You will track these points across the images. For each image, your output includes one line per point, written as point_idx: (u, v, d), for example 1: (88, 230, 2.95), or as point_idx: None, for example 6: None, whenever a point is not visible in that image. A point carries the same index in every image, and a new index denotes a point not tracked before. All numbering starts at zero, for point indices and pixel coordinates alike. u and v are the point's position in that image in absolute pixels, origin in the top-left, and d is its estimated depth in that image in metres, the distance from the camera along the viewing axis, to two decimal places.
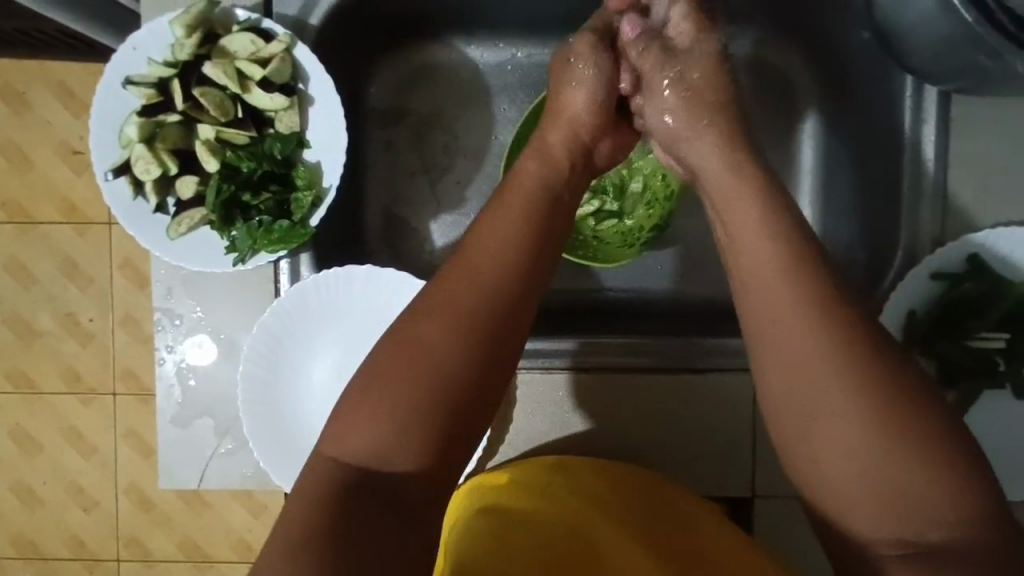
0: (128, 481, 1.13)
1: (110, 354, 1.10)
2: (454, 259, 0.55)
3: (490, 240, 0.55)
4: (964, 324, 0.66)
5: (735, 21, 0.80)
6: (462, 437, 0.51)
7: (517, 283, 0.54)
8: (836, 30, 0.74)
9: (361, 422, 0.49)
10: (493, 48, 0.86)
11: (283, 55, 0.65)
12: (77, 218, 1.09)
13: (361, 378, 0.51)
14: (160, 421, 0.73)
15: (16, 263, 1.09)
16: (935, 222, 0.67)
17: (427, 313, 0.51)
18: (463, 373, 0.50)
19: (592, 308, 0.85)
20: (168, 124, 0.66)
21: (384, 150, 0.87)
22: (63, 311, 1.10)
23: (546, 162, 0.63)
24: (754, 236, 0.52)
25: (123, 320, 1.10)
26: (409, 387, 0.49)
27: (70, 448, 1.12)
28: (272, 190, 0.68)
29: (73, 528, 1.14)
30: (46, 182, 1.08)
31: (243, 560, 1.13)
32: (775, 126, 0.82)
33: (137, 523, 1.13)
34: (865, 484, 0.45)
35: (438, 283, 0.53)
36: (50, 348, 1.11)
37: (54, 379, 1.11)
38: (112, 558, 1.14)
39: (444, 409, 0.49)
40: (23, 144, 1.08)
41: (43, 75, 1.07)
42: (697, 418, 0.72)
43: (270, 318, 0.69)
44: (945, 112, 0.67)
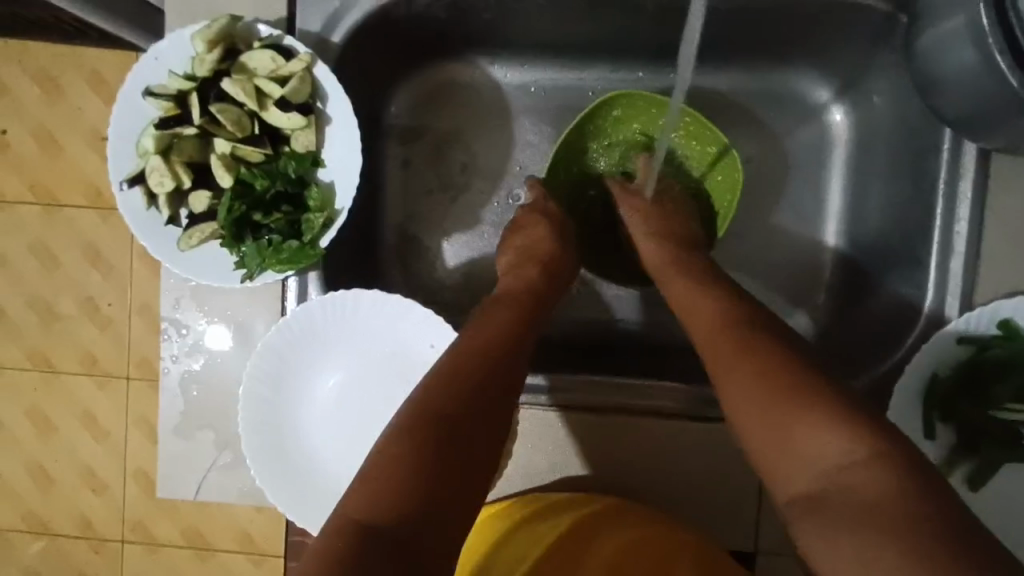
0: (135, 465, 1.03)
1: (126, 339, 1.02)
2: (463, 335, 0.62)
3: (492, 322, 0.63)
4: (991, 392, 0.62)
5: (768, 59, 0.78)
6: (467, 490, 0.52)
7: (506, 356, 0.60)
8: (885, 68, 0.71)
9: (381, 472, 0.50)
10: (518, 69, 0.84)
11: (302, 74, 0.64)
12: (104, 204, 1.01)
13: (379, 443, 0.53)
14: (162, 431, 0.73)
15: (41, 245, 1.02)
16: (964, 279, 0.64)
17: (435, 384, 0.56)
18: (462, 431, 0.54)
19: (602, 342, 0.83)
20: (185, 136, 0.66)
21: (401, 166, 0.86)
22: (84, 296, 1.02)
23: (525, 276, 0.70)
24: (718, 317, 0.58)
25: (141, 309, 1.02)
26: (421, 441, 0.52)
27: (84, 431, 1.03)
28: (284, 210, 0.67)
29: (82, 509, 1.04)
30: (72, 168, 1.01)
31: (244, 554, 1.01)
32: (805, 169, 0.81)
33: (145, 505, 1.03)
34: (798, 460, 0.48)
35: (451, 354, 0.59)
36: (69, 331, 1.03)
37: (71, 359, 1.03)
38: (117, 540, 1.04)
39: (452, 463, 0.52)
40: (53, 128, 1.01)
41: (75, 64, 1.00)
42: (705, 466, 0.70)
43: (275, 336, 0.69)
44: (984, 171, 0.64)
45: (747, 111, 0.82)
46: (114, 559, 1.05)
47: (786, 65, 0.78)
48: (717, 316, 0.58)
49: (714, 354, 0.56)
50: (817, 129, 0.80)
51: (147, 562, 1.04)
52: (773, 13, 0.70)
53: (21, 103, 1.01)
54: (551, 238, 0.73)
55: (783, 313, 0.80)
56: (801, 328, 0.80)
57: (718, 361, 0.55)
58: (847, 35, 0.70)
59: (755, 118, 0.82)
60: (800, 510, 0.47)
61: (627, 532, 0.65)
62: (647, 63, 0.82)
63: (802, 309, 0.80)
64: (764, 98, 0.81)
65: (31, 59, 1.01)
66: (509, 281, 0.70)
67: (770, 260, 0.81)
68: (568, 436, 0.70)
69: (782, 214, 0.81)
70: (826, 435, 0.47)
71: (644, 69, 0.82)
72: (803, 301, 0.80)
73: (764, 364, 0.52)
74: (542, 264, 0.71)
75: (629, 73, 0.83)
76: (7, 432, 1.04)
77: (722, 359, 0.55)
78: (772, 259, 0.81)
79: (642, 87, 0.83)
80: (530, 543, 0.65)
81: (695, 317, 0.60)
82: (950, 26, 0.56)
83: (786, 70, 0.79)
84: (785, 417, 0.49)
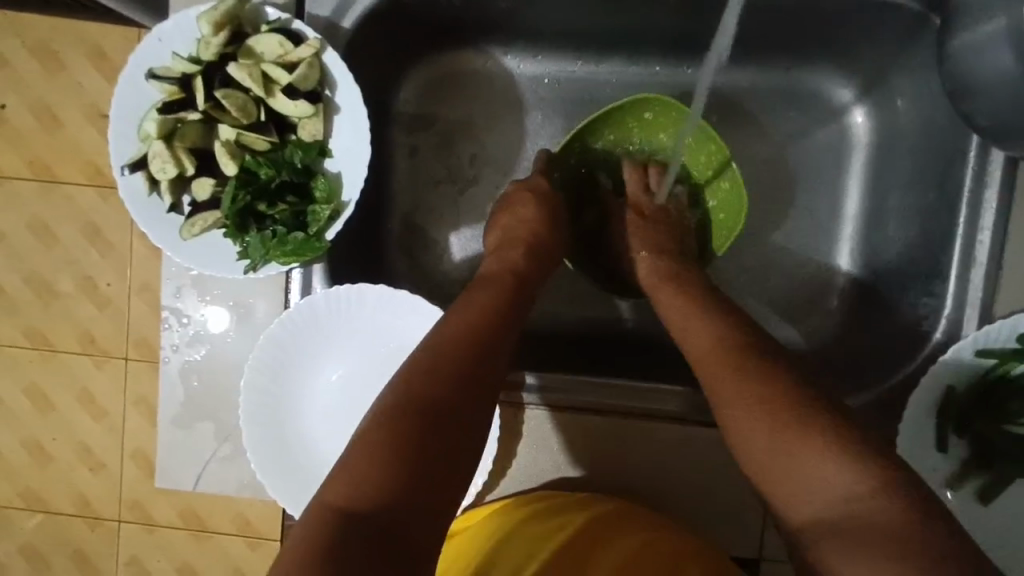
0: (133, 444, 1.00)
1: (126, 319, 0.99)
2: (447, 316, 0.60)
3: (476, 304, 0.61)
4: (1005, 407, 0.61)
5: (788, 56, 0.76)
6: (451, 477, 0.51)
7: (493, 338, 0.59)
8: (913, 70, 0.69)
9: (362, 459, 0.49)
10: (532, 60, 0.82)
11: (311, 60, 0.62)
12: (101, 181, 0.98)
13: (361, 428, 0.52)
14: (161, 420, 0.72)
15: (40, 222, 0.98)
16: (985, 291, 0.63)
17: (419, 367, 0.55)
18: (446, 416, 0.53)
19: (609, 339, 0.82)
20: (189, 121, 0.64)
21: (409, 155, 0.84)
22: (82, 273, 0.99)
23: (507, 257, 0.68)
24: (715, 343, 0.57)
25: (141, 289, 0.99)
26: (403, 426, 0.51)
27: (81, 410, 1.00)
28: (289, 201, 0.65)
29: (78, 485, 1.02)
30: (72, 143, 0.98)
31: (241, 536, 1.01)
32: (825, 172, 0.79)
33: (142, 484, 1.01)
34: (804, 485, 0.47)
35: (434, 337, 0.58)
36: (67, 309, 0.99)
37: (69, 338, 1.00)
38: (114, 519, 1.02)
39: (435, 449, 0.51)
40: (53, 104, 0.97)
41: (76, 35, 0.97)
42: (711, 471, 0.69)
43: (278, 328, 0.67)
44: (1012, 178, 0.62)
45: (765, 109, 0.80)
46: (111, 538, 1.03)
47: (808, 63, 0.76)
48: (717, 331, 0.57)
49: (710, 377, 0.55)
50: (838, 130, 0.78)
51: (145, 541, 1.02)
52: (799, 8, 0.68)
53: (23, 79, 0.97)
54: (536, 219, 0.71)
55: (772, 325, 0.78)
56: (791, 341, 0.78)
57: (717, 385, 0.54)
58: (876, 33, 0.69)
59: (773, 117, 0.80)
60: (812, 536, 0.46)
61: (619, 551, 0.63)
62: (663, 56, 0.79)
63: (794, 323, 0.78)
64: (784, 98, 0.79)
65: (31, 31, 0.97)
66: (491, 264, 0.68)
67: (784, 261, 0.79)
68: (567, 437, 0.70)
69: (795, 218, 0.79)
70: (830, 459, 0.46)
71: (661, 63, 0.80)
72: (795, 316, 0.78)
73: (768, 390, 0.51)
74: (529, 245, 0.69)
75: (645, 66, 0.81)
76: (4, 407, 1.01)
77: (720, 386, 0.54)
78: (765, 272, 0.79)
79: (658, 81, 0.81)
80: (537, 541, 0.64)
81: (694, 339, 0.59)
82: (988, 28, 0.55)
83: (808, 69, 0.77)
84: (787, 442, 0.48)
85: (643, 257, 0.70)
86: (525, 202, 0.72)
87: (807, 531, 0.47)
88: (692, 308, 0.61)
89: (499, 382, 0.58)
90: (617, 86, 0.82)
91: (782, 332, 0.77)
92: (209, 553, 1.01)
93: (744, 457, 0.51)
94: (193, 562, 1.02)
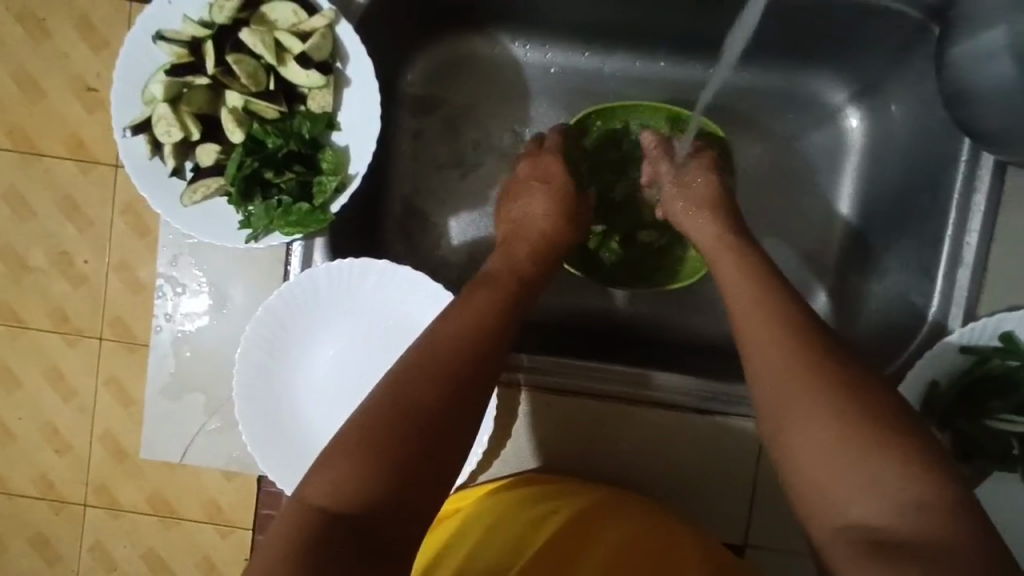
0: (104, 426, 0.90)
1: (101, 297, 0.89)
2: (444, 315, 0.60)
3: (476, 304, 0.61)
4: (986, 403, 0.64)
5: (790, 59, 0.78)
6: (438, 475, 0.51)
7: (486, 343, 0.58)
8: (909, 77, 0.71)
9: (350, 454, 0.49)
10: (539, 48, 0.83)
11: (324, 30, 0.62)
12: (82, 154, 0.89)
13: (349, 423, 0.51)
14: (150, 389, 0.73)
15: (14, 193, 0.89)
16: (970, 291, 0.65)
17: (411, 367, 0.54)
18: (439, 419, 0.52)
19: (606, 331, 0.82)
20: (196, 86, 0.63)
21: (412, 138, 0.84)
22: (57, 247, 0.89)
23: (511, 252, 0.69)
24: (781, 361, 0.52)
25: (118, 266, 0.89)
26: (389, 428, 0.50)
27: (48, 388, 0.90)
28: (296, 171, 0.64)
29: (42, 467, 0.92)
30: (54, 115, 0.89)
31: (210, 523, 0.91)
32: (819, 176, 0.81)
33: (111, 468, 0.91)
34: (855, 485, 0.46)
35: (430, 338, 0.57)
36: (40, 284, 0.89)
37: (39, 315, 0.90)
38: (79, 502, 0.92)
39: (423, 452, 0.50)
40: (36, 72, 0.88)
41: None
42: (701, 460, 0.70)
43: (276, 301, 0.67)
44: (999, 183, 0.65)
45: (767, 110, 0.82)
46: (74, 524, 0.93)
47: (810, 66, 0.78)
48: (772, 301, 0.57)
49: (761, 342, 0.54)
50: (833, 134, 0.81)
51: (110, 526, 0.92)
52: (811, 11, 0.70)
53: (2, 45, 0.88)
54: (544, 217, 0.72)
55: (807, 292, 0.80)
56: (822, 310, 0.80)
57: (756, 350, 0.54)
58: (878, 39, 0.71)
59: (772, 118, 0.82)
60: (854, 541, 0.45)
61: (600, 547, 0.63)
62: (669, 53, 0.81)
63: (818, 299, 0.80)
64: (784, 100, 0.81)
65: None
66: (496, 260, 0.68)
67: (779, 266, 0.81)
68: (553, 419, 0.70)
69: (771, 247, 0.81)
70: (884, 463, 0.46)
71: (665, 59, 0.82)
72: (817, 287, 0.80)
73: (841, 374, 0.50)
74: (536, 245, 0.71)
75: (650, 62, 0.82)
76: None
77: (770, 353, 0.53)
78: (786, 264, 0.81)
79: (663, 77, 0.83)
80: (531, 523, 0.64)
81: (756, 331, 0.55)
82: (990, 37, 0.58)
83: (808, 73, 0.79)
84: (845, 451, 0.47)
85: (705, 228, 0.67)
86: (527, 194, 0.74)
87: (844, 535, 0.45)
88: (754, 275, 0.60)
89: (493, 382, 0.58)
90: (621, 79, 0.83)
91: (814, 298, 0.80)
92: (177, 542, 0.92)
93: (797, 448, 0.49)
94: (161, 550, 0.93)
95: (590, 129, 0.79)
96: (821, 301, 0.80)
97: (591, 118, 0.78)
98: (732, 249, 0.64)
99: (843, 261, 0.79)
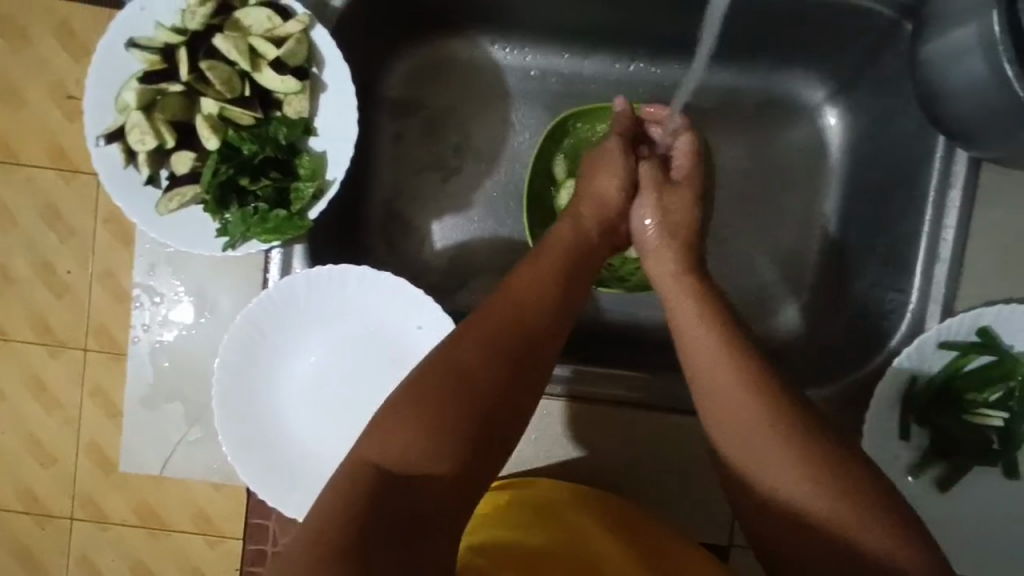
0: (89, 438, 0.89)
1: (85, 308, 0.88)
2: (508, 287, 0.58)
3: (537, 278, 0.60)
4: (964, 399, 0.65)
5: (770, 58, 0.78)
6: (492, 453, 0.51)
7: (547, 319, 0.57)
8: (885, 74, 0.72)
9: (408, 418, 0.48)
10: (518, 51, 0.83)
11: (299, 36, 0.62)
12: (62, 162, 0.88)
13: (405, 382, 0.51)
14: (129, 400, 0.72)
15: None
16: (947, 287, 0.66)
17: (472, 332, 0.54)
18: (501, 395, 0.52)
19: (596, 336, 0.81)
20: (170, 93, 0.63)
21: (393, 142, 0.83)
22: (39, 258, 0.88)
23: (582, 227, 0.67)
24: (735, 391, 0.53)
25: (102, 275, 0.88)
26: (448, 396, 0.50)
27: (31, 400, 0.89)
28: (272, 177, 0.64)
29: (26, 480, 0.90)
30: (33, 123, 0.87)
31: (199, 533, 0.90)
32: (800, 175, 0.81)
33: (96, 481, 0.90)
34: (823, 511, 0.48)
35: (490, 309, 0.56)
36: (20, 294, 0.88)
37: (21, 326, 0.88)
38: (66, 516, 0.91)
39: (479, 421, 0.50)
40: (13, 79, 0.87)
41: (43, 5, 0.86)
42: (685, 461, 0.70)
43: (255, 309, 0.66)
44: (973, 178, 0.65)
45: (748, 111, 0.82)
46: (61, 538, 0.91)
47: (788, 65, 0.79)
48: (715, 341, 0.57)
49: (713, 394, 0.54)
50: (813, 132, 0.81)
51: (98, 539, 0.91)
52: (787, 11, 0.71)
53: None
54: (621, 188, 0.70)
55: (781, 296, 0.80)
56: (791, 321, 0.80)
57: (710, 403, 0.54)
58: (853, 38, 0.71)
59: (752, 118, 0.82)
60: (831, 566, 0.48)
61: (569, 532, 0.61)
62: (648, 54, 0.81)
63: (794, 300, 0.80)
64: (763, 100, 0.81)
65: None
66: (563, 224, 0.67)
67: (758, 265, 0.81)
68: (541, 422, 0.69)
69: (750, 249, 0.81)
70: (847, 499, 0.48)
71: (645, 61, 0.82)
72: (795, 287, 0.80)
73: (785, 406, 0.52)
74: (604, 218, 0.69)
75: (629, 63, 0.82)
76: None
77: (729, 406, 0.53)
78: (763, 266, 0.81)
79: (642, 78, 0.83)
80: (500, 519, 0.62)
81: (712, 374, 0.55)
82: (961, 35, 0.58)
83: (787, 72, 0.80)
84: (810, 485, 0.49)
85: (666, 258, 0.67)
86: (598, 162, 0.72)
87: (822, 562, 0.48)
88: (696, 313, 0.60)
89: (550, 363, 0.57)
90: (602, 80, 0.83)
91: (782, 311, 0.80)
92: (165, 553, 0.91)
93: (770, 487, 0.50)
94: (150, 562, 0.91)
95: (569, 130, 0.78)
96: (798, 301, 0.80)
97: (570, 120, 0.77)
98: (693, 283, 0.63)
99: (823, 259, 0.80)
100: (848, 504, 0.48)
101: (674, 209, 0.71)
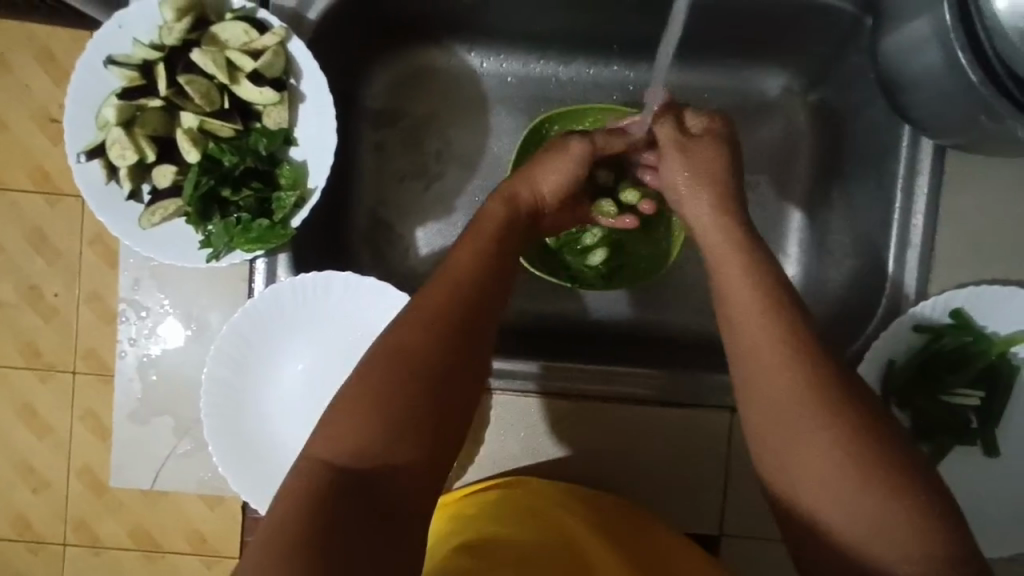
0: (81, 461, 0.89)
1: (72, 331, 0.88)
2: (443, 268, 0.58)
3: (472, 257, 0.59)
4: (941, 378, 0.66)
5: (740, 57, 0.80)
6: (446, 433, 0.51)
7: (484, 296, 0.57)
8: (852, 68, 0.74)
9: (355, 412, 0.48)
10: (495, 57, 0.84)
11: (276, 48, 0.63)
12: (47, 185, 0.88)
13: (352, 381, 0.50)
14: (118, 415, 0.72)
15: None
16: (920, 272, 0.67)
17: (405, 318, 0.53)
18: (444, 373, 0.51)
19: (583, 335, 0.82)
20: (150, 108, 0.63)
21: (374, 150, 0.84)
22: (24, 282, 0.88)
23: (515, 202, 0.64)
24: (768, 348, 0.52)
25: (89, 297, 0.88)
26: (394, 381, 0.50)
27: (21, 426, 0.89)
28: (253, 187, 0.65)
29: (18, 507, 0.90)
30: (18, 148, 0.88)
31: (194, 553, 0.90)
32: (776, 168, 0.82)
33: (89, 504, 0.89)
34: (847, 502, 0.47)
35: (428, 290, 0.55)
36: (7, 319, 0.88)
37: (9, 352, 0.88)
38: (59, 542, 0.90)
39: (424, 406, 0.50)
40: None
41: (23, 31, 0.87)
42: (675, 455, 0.71)
43: (241, 320, 0.66)
44: (939, 166, 0.67)
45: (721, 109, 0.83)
46: (55, 563, 0.91)
47: (758, 64, 0.80)
48: (765, 304, 0.54)
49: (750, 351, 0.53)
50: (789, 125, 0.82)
51: (93, 564, 0.91)
52: (752, 10, 0.72)
53: None
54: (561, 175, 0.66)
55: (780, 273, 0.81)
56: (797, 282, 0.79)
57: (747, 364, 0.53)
58: (819, 34, 0.73)
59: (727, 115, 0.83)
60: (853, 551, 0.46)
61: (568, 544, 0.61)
62: (622, 57, 0.83)
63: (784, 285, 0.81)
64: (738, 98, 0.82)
65: None
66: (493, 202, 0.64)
67: None
68: (534, 419, 0.70)
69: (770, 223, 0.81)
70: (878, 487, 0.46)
71: (620, 63, 0.83)
72: None
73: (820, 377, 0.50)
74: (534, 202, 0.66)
75: (603, 66, 0.84)
76: None
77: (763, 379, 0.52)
78: None
79: (617, 81, 0.84)
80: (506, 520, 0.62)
81: (750, 330, 0.54)
82: (916, 27, 0.60)
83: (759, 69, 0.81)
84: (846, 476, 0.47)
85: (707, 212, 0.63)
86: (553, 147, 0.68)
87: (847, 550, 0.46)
88: (744, 271, 0.56)
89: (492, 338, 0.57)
90: (578, 83, 0.85)
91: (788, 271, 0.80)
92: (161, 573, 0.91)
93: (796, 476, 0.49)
94: None
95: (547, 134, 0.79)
96: None
97: (546, 124, 0.78)
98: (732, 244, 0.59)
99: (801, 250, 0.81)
100: (880, 493, 0.46)
101: (705, 164, 0.65)
